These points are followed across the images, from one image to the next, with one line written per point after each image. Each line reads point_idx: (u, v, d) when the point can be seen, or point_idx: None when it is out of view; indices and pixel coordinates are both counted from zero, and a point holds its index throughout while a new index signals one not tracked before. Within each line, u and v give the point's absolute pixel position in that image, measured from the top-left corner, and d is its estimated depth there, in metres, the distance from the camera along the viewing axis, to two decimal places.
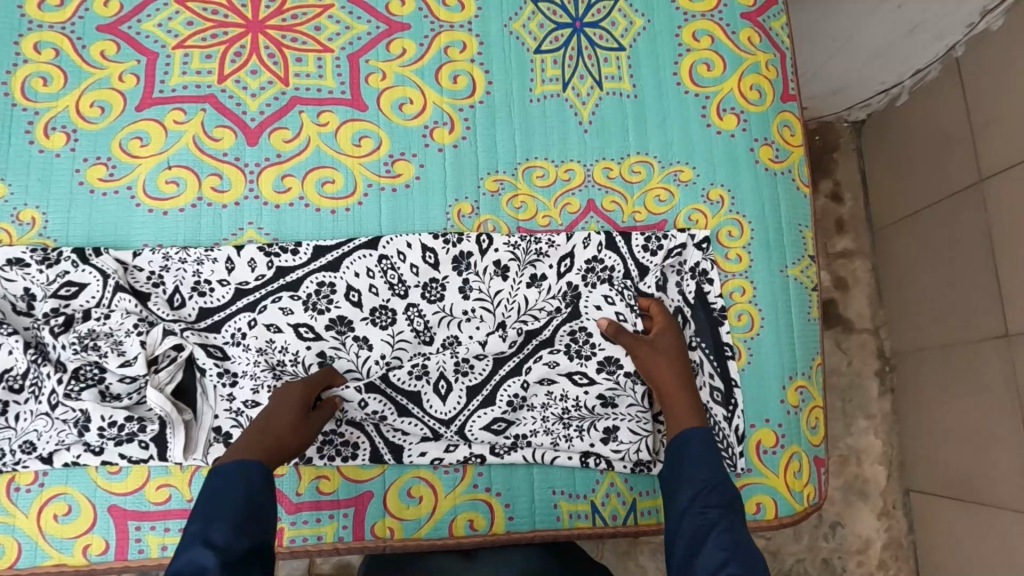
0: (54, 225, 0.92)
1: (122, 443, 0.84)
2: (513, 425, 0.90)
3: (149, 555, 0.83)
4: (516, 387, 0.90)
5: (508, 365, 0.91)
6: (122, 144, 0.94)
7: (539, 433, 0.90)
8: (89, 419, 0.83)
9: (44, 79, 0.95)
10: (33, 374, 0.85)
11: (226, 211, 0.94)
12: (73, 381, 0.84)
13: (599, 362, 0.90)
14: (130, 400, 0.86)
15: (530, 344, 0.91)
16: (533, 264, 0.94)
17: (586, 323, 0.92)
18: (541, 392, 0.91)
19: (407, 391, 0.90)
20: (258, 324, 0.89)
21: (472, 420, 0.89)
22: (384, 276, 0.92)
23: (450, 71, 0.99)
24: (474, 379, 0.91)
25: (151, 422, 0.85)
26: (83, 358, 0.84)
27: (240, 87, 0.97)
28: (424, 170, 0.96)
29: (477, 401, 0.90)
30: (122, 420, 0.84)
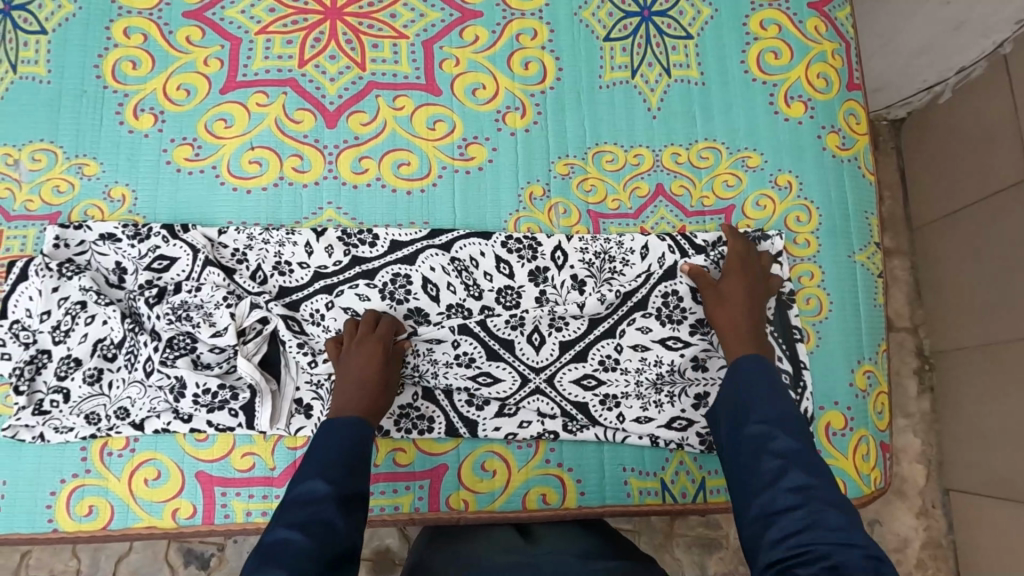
0: (142, 203, 0.95)
1: (213, 411, 0.87)
2: (604, 384, 0.93)
3: (234, 519, 0.86)
4: (609, 348, 0.93)
5: (603, 325, 0.94)
6: (206, 125, 0.98)
7: (630, 397, 0.93)
8: (184, 385, 0.85)
9: (133, 63, 0.99)
10: (128, 343, 0.88)
11: (306, 190, 0.96)
12: (167, 349, 0.85)
13: (691, 326, 0.94)
14: (220, 368, 0.88)
15: (626, 305, 0.94)
16: (607, 282, 0.95)
17: (679, 286, 0.94)
18: (635, 357, 0.93)
19: (500, 339, 0.92)
20: (335, 307, 0.91)
21: (563, 372, 0.93)
22: (459, 277, 0.94)
23: (522, 58, 1.02)
24: (569, 334, 0.94)
25: (243, 390, 0.87)
26: (178, 327, 0.86)
27: (319, 72, 1.00)
28: (496, 153, 0.99)
29: (570, 355, 0.93)
30: (216, 387, 0.86)
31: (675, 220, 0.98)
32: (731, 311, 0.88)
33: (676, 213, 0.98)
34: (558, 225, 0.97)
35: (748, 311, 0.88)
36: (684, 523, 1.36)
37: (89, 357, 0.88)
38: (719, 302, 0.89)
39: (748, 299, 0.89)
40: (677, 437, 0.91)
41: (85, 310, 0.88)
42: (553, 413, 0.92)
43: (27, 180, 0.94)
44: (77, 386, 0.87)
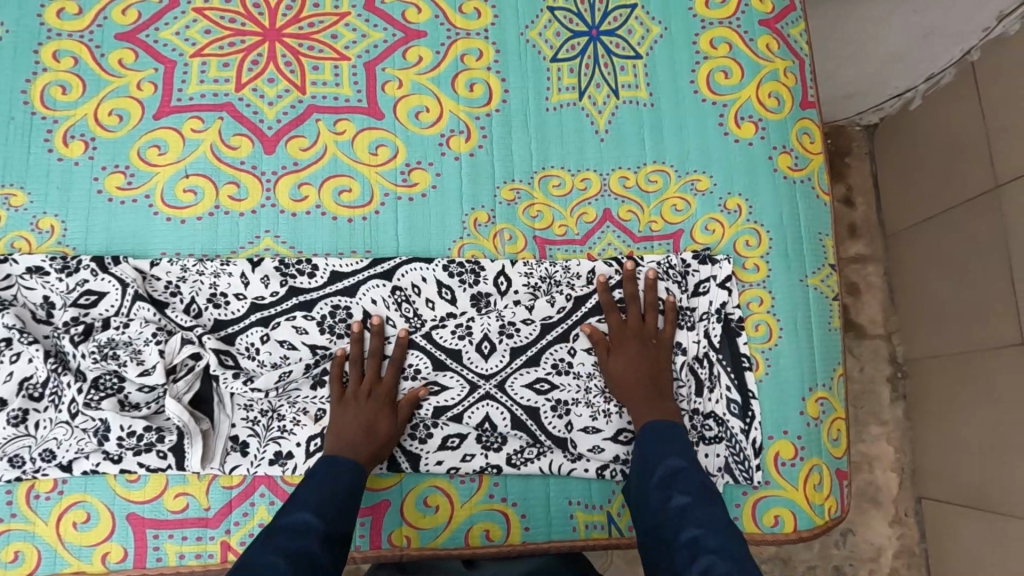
0: (72, 234, 0.92)
1: (140, 453, 0.84)
2: (556, 389, 0.90)
3: (166, 562, 0.84)
4: (562, 352, 0.91)
5: (556, 330, 0.92)
6: (140, 152, 0.95)
7: (580, 404, 0.90)
8: (109, 428, 0.84)
9: (63, 87, 0.96)
10: (52, 383, 0.85)
11: (243, 219, 0.93)
12: (91, 390, 0.83)
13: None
14: (148, 409, 0.85)
15: (580, 310, 0.93)
16: (550, 293, 0.93)
17: None
18: (588, 362, 0.91)
19: (447, 348, 0.90)
20: (270, 340, 0.88)
21: (513, 377, 0.90)
22: (400, 307, 0.91)
23: (467, 79, 0.99)
24: (519, 341, 0.91)
25: (170, 432, 0.85)
26: (103, 367, 0.83)
27: (256, 95, 0.97)
28: (440, 178, 0.96)
29: (522, 360, 0.91)
30: (141, 430, 0.84)
31: (623, 246, 0.96)
32: (624, 384, 0.87)
33: (624, 239, 0.96)
34: (503, 252, 0.95)
35: (650, 381, 0.86)
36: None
37: (14, 397, 0.84)
38: (615, 379, 0.87)
39: (638, 370, 0.87)
40: (620, 452, 0.89)
41: (9, 347, 0.85)
42: (497, 447, 0.89)
43: None
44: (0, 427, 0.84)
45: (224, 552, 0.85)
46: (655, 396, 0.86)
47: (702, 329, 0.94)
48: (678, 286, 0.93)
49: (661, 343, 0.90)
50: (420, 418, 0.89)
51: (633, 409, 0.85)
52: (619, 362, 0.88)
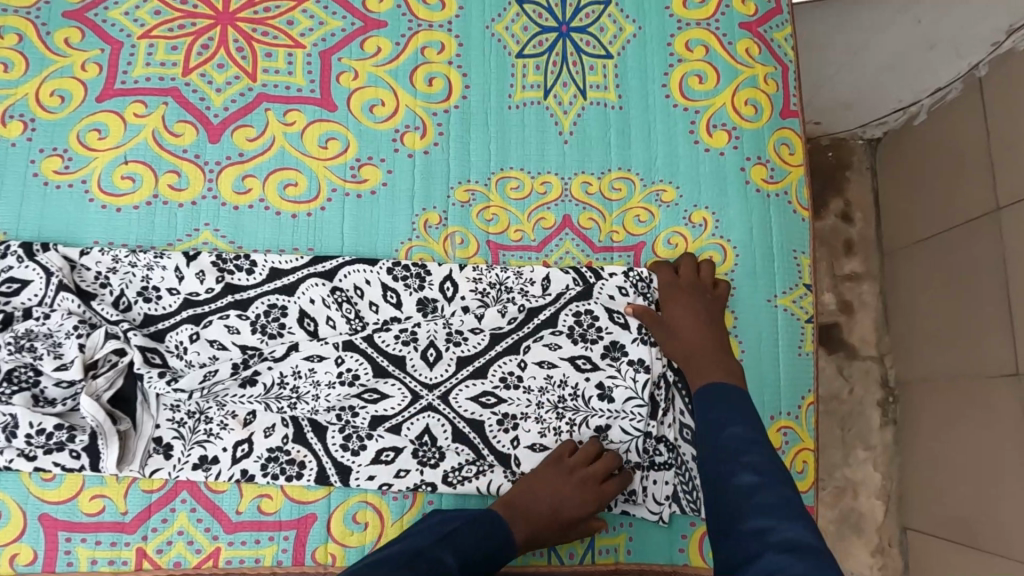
0: (5, 218, 0.88)
1: (51, 452, 0.79)
2: (502, 403, 0.84)
3: (76, 568, 0.80)
4: (511, 365, 0.85)
5: (505, 342, 0.86)
6: (79, 136, 0.90)
7: (529, 419, 0.84)
8: (17, 424, 0.78)
9: (5, 65, 0.92)
10: None
11: (182, 210, 0.89)
12: (5, 383, 0.79)
13: (604, 348, 0.86)
14: (63, 406, 0.80)
15: (531, 322, 0.87)
16: (504, 302, 0.87)
17: (592, 306, 0.87)
18: (539, 375, 0.85)
19: (390, 355, 0.84)
20: (200, 339, 0.83)
21: (458, 389, 0.84)
22: (341, 308, 0.86)
23: (426, 73, 0.94)
24: (467, 350, 0.85)
25: (81, 432, 0.79)
26: (18, 359, 0.79)
27: (204, 81, 0.92)
28: (392, 175, 0.91)
29: (467, 371, 0.85)
30: (51, 428, 0.79)
31: (582, 255, 0.90)
32: (679, 336, 0.83)
33: (583, 248, 0.91)
34: (454, 256, 0.90)
35: (710, 329, 0.83)
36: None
37: None
38: (671, 331, 0.84)
39: (698, 319, 0.83)
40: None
41: None
42: (434, 462, 0.83)
43: None
44: None
45: (139, 560, 0.81)
46: (718, 343, 0.82)
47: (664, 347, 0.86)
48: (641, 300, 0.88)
49: (717, 296, 0.87)
50: (353, 427, 0.83)
51: (685, 357, 0.82)
52: (677, 312, 0.84)
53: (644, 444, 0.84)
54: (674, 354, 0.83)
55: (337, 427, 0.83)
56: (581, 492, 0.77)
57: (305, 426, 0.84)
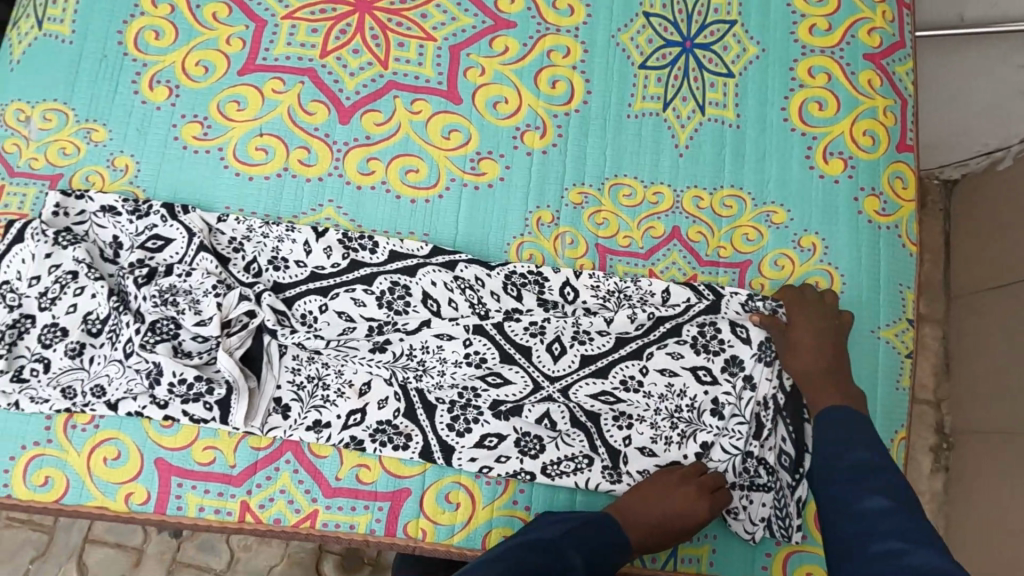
0: (144, 176, 0.94)
1: (187, 401, 0.84)
2: (621, 403, 0.88)
3: (185, 513, 0.84)
4: (633, 369, 0.89)
5: (630, 346, 0.90)
6: (220, 106, 0.95)
7: (643, 422, 0.88)
8: (161, 372, 0.83)
9: (156, 33, 0.98)
10: (110, 321, 0.87)
11: (309, 184, 0.93)
12: (149, 333, 0.83)
13: (725, 361, 0.88)
14: (200, 358, 0.85)
15: (658, 329, 0.90)
16: (631, 306, 0.90)
17: (718, 320, 0.90)
18: (660, 383, 0.88)
19: (517, 343, 0.89)
20: (328, 310, 0.89)
21: (579, 385, 0.89)
22: (464, 294, 0.90)
23: (550, 76, 0.97)
24: (591, 349, 0.89)
25: (219, 386, 0.84)
26: (162, 312, 0.84)
27: (340, 64, 0.97)
28: (509, 172, 0.94)
29: (589, 369, 0.89)
30: (192, 379, 0.83)
31: (687, 267, 0.92)
32: (803, 351, 0.85)
33: (689, 260, 0.92)
34: (563, 256, 0.92)
35: (835, 354, 0.86)
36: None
37: (75, 329, 0.87)
38: (796, 344, 0.86)
39: (826, 340, 0.85)
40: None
41: (76, 281, 0.88)
42: (534, 454, 0.86)
43: (35, 138, 0.94)
44: (58, 357, 0.86)
45: (242, 512, 0.85)
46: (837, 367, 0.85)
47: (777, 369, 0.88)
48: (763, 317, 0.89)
49: (841, 322, 0.88)
50: (462, 409, 0.88)
51: (807, 375, 0.85)
52: (809, 331, 0.85)
53: (743, 463, 0.86)
54: (792, 366, 0.86)
55: (446, 407, 0.88)
56: (680, 502, 0.81)
57: (416, 402, 0.88)
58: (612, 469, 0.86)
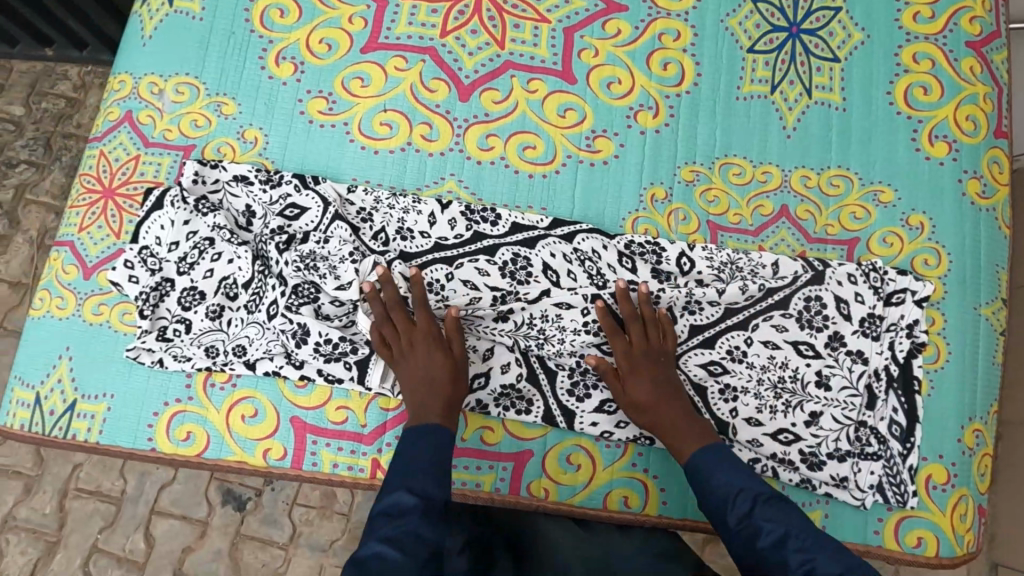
0: (273, 148, 0.97)
1: (329, 361, 0.88)
2: (727, 374, 0.92)
3: (320, 469, 0.89)
4: (738, 340, 0.92)
5: (737, 317, 0.93)
6: (344, 82, 0.99)
7: (748, 393, 0.91)
8: (307, 331, 0.87)
9: (281, 11, 1.01)
10: (256, 285, 0.91)
11: (431, 159, 0.97)
12: (293, 295, 0.87)
13: (828, 337, 0.91)
14: (339, 322, 0.89)
15: (766, 301, 0.92)
16: (743, 278, 0.93)
17: (823, 293, 0.92)
18: (763, 354, 0.92)
19: None
20: (454, 279, 0.92)
21: (688, 355, 0.92)
22: (582, 266, 0.94)
23: (661, 58, 1.00)
24: (700, 320, 0.93)
25: (362, 346, 0.88)
26: (304, 276, 0.88)
27: (459, 44, 1.00)
28: (623, 150, 0.98)
29: (698, 339, 0.92)
30: (336, 339, 0.88)
31: (796, 244, 0.95)
32: (650, 411, 0.83)
33: (798, 237, 0.96)
34: (677, 231, 0.96)
35: (669, 402, 0.83)
36: (714, 549, 1.25)
37: (213, 294, 0.91)
38: (637, 405, 0.84)
39: (659, 394, 0.84)
40: (778, 450, 0.90)
41: (212, 247, 0.93)
42: None
43: (168, 111, 0.97)
44: (198, 318, 0.91)
45: (373, 470, 0.89)
46: (688, 418, 0.83)
47: (886, 342, 0.91)
48: (871, 291, 0.92)
49: (665, 358, 0.87)
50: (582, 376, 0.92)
51: (673, 436, 0.82)
52: (646, 386, 0.84)
53: (856, 432, 0.89)
54: (654, 428, 0.83)
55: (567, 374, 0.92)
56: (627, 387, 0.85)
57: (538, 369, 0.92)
58: (723, 438, 0.90)
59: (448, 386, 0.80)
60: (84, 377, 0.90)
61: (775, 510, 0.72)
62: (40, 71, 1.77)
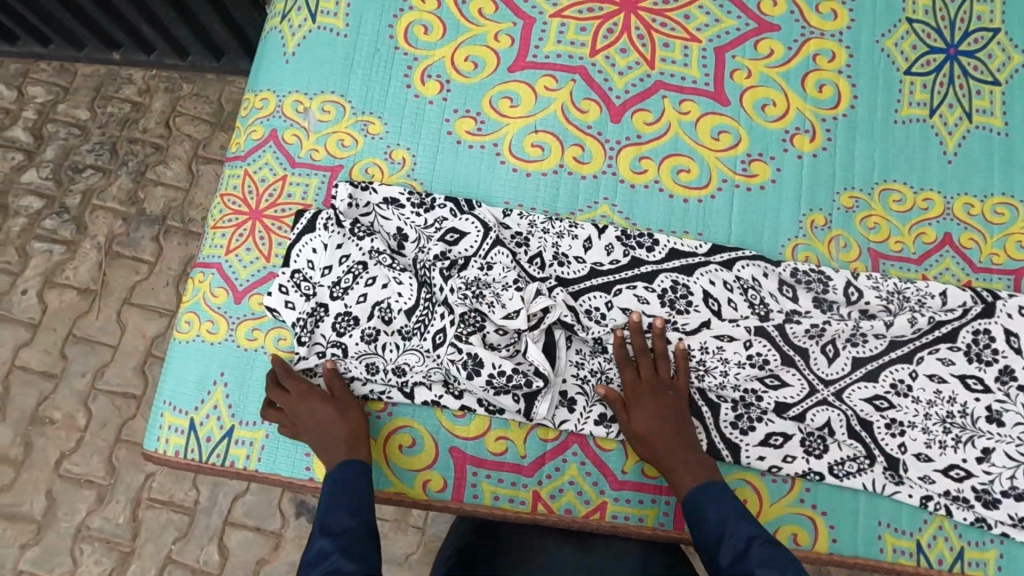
0: (422, 170, 0.95)
1: (499, 393, 0.85)
2: (893, 408, 0.89)
3: (482, 501, 0.87)
4: (903, 373, 0.89)
5: (903, 349, 0.90)
6: (492, 101, 0.96)
7: (915, 428, 0.88)
8: (480, 362, 0.84)
9: (425, 27, 0.98)
10: (421, 311, 0.89)
11: (584, 182, 0.95)
12: (461, 324, 0.85)
13: (998, 371, 0.89)
14: (506, 351, 0.86)
15: (933, 333, 0.90)
16: (912, 310, 0.90)
17: (993, 326, 0.89)
18: (930, 388, 0.89)
19: (796, 346, 0.90)
20: (614, 307, 0.89)
21: (852, 388, 0.89)
22: (744, 294, 0.91)
23: (817, 80, 0.97)
24: (864, 351, 0.90)
25: (536, 378, 0.85)
26: (470, 304, 0.85)
27: (609, 64, 0.98)
28: (780, 174, 0.95)
29: (861, 372, 0.90)
30: (510, 370, 0.84)
31: (961, 273, 0.93)
32: (654, 445, 0.83)
33: (963, 267, 0.93)
34: (838, 259, 0.93)
35: (673, 440, 0.83)
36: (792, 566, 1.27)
37: (367, 319, 0.89)
38: (641, 435, 0.83)
39: (666, 427, 0.83)
40: (951, 487, 0.87)
41: (366, 271, 0.90)
42: (819, 454, 0.88)
43: (315, 130, 0.95)
44: (355, 342, 0.88)
45: (534, 502, 0.87)
46: (686, 451, 0.82)
47: None
48: None
49: (674, 387, 0.86)
50: (746, 408, 0.89)
51: (664, 466, 0.82)
52: (650, 418, 0.83)
53: None
54: (659, 463, 0.83)
55: (729, 406, 0.90)
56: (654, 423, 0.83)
57: (699, 400, 0.90)
58: (893, 474, 0.88)
59: (353, 437, 0.83)
60: (241, 404, 0.90)
61: (774, 552, 0.72)
62: (104, 75, 1.70)
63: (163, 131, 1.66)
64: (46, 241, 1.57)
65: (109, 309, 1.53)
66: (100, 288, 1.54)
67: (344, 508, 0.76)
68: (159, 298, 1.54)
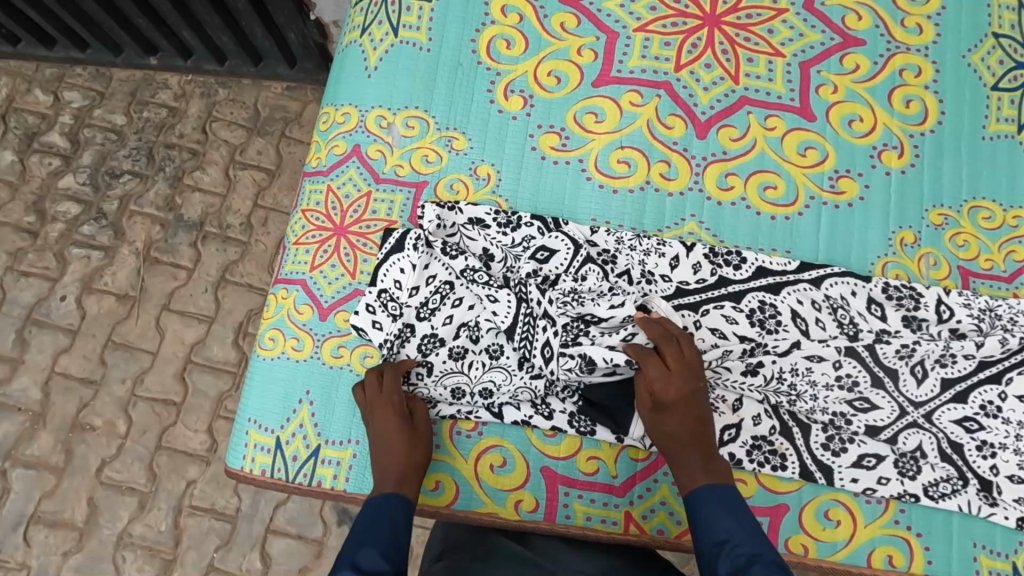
0: (506, 185, 0.94)
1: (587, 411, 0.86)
2: (983, 430, 0.87)
3: (575, 522, 0.86)
4: (992, 394, 0.87)
5: (993, 369, 0.88)
6: (577, 117, 0.96)
7: (1007, 449, 0.87)
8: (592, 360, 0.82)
9: (508, 42, 0.98)
10: (524, 327, 0.88)
11: (671, 199, 0.94)
12: (564, 331, 0.85)
13: None
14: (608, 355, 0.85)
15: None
16: (1003, 329, 0.89)
17: None
18: (1020, 410, 0.87)
19: (886, 367, 0.88)
20: (702, 327, 0.88)
21: (942, 410, 0.87)
22: (832, 314, 0.90)
23: (904, 94, 0.97)
24: (953, 372, 0.88)
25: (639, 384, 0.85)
26: (568, 314, 0.86)
27: (693, 79, 0.97)
28: (868, 190, 0.94)
29: (951, 394, 0.88)
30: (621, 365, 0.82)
31: None
32: (679, 448, 0.78)
33: None
34: (927, 277, 0.92)
35: (693, 441, 0.78)
36: None
37: (454, 337, 0.88)
38: (664, 435, 0.79)
39: (691, 430, 0.78)
40: None
41: (452, 292, 0.89)
42: (913, 475, 0.87)
43: (399, 145, 0.95)
44: (441, 361, 0.87)
45: (626, 523, 0.86)
46: (706, 457, 0.78)
47: None
48: None
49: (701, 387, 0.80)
50: (837, 430, 0.88)
51: (683, 471, 0.78)
52: (675, 418, 0.78)
53: None
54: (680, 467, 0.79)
55: (820, 428, 0.88)
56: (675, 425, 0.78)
57: (790, 422, 0.88)
58: (986, 497, 0.86)
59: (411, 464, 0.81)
60: (328, 422, 0.88)
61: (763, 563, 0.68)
62: (140, 79, 1.66)
63: (200, 136, 1.62)
64: (84, 246, 1.53)
65: (148, 316, 1.49)
66: (139, 294, 1.50)
67: (377, 548, 0.71)
68: (198, 305, 1.50)
